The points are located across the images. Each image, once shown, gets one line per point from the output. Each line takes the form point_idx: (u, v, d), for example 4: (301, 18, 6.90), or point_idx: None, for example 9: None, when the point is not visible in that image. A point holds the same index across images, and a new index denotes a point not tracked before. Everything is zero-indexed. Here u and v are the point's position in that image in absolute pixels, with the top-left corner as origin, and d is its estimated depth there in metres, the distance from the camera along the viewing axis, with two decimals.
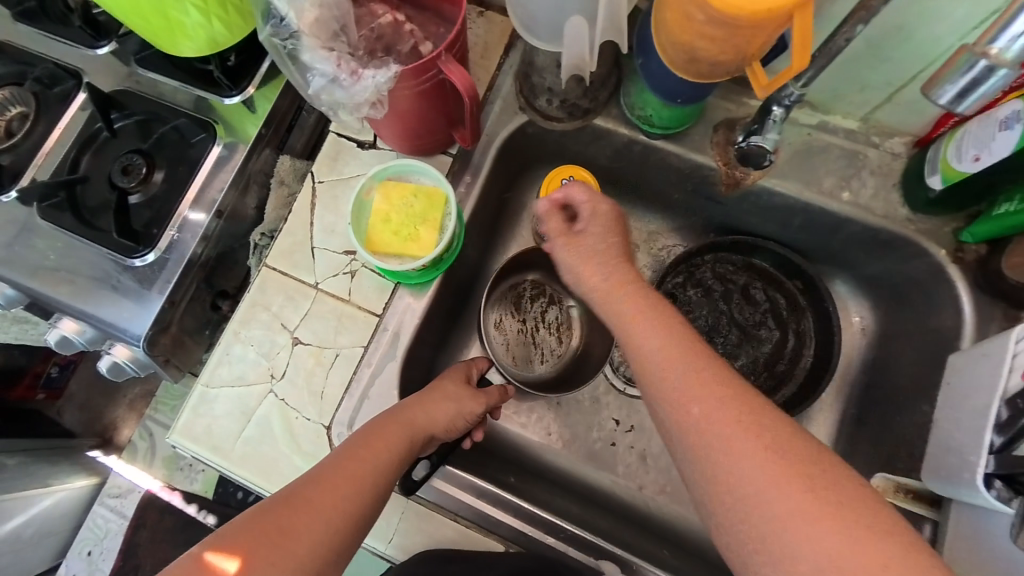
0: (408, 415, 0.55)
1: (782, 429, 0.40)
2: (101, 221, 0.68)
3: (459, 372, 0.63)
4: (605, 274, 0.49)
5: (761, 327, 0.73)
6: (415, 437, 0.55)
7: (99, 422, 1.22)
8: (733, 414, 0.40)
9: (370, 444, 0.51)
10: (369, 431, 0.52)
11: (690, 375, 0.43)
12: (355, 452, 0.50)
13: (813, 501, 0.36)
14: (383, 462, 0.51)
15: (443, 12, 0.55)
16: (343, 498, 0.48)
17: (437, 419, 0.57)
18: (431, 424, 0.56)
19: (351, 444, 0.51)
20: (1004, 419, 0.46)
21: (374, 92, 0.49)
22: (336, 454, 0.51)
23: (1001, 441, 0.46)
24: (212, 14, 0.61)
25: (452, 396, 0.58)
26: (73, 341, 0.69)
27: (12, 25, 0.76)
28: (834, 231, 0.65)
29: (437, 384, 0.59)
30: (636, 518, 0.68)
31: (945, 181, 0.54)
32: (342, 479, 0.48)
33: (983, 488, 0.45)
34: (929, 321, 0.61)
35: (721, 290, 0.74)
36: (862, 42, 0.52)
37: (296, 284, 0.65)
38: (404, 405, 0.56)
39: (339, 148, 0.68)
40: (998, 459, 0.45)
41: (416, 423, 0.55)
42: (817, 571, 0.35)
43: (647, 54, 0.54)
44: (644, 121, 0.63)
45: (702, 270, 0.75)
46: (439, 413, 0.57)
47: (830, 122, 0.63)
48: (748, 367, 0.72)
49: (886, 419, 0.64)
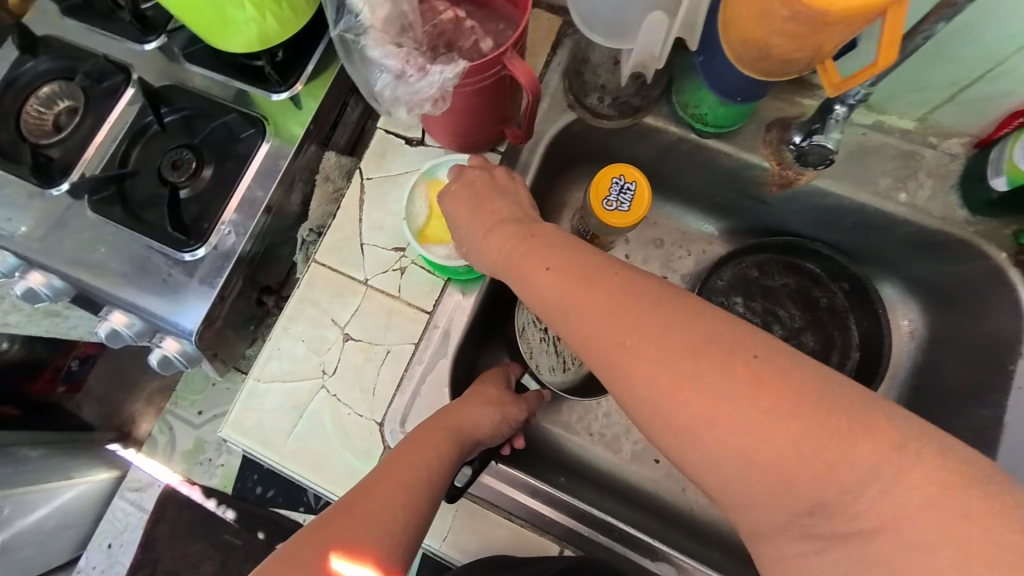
0: (453, 417, 0.56)
1: (745, 362, 0.34)
2: (150, 215, 0.68)
3: (496, 377, 0.64)
4: (515, 252, 0.46)
5: (805, 336, 0.72)
6: (462, 440, 0.55)
7: (119, 416, 1.23)
8: (685, 371, 0.34)
9: (423, 442, 0.52)
10: (418, 430, 0.54)
11: (622, 339, 0.37)
12: (411, 449, 0.51)
13: (803, 433, 0.31)
14: (437, 459, 0.52)
15: (499, 9, 0.55)
16: (406, 491, 0.48)
17: (481, 421, 0.57)
18: (477, 428, 0.57)
19: (406, 443, 0.52)
20: None
21: (439, 87, 0.49)
22: (394, 453, 0.52)
23: None
24: (267, 10, 0.61)
25: (495, 401, 0.60)
26: (121, 334, 0.69)
27: (60, 20, 0.76)
28: (885, 232, 0.64)
29: (478, 389, 0.61)
30: (681, 520, 0.67)
31: (1010, 183, 0.54)
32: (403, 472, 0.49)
33: None
34: (986, 325, 0.61)
35: (766, 298, 0.74)
36: (931, 41, 0.51)
37: (345, 280, 0.65)
38: (451, 408, 0.57)
39: (387, 144, 0.68)
40: None
41: (462, 425, 0.56)
42: (841, 513, 0.31)
43: (710, 52, 0.53)
44: (697, 120, 0.62)
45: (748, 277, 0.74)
46: (484, 417, 0.58)
47: (884, 123, 0.63)
48: None
49: (939, 424, 0.63)
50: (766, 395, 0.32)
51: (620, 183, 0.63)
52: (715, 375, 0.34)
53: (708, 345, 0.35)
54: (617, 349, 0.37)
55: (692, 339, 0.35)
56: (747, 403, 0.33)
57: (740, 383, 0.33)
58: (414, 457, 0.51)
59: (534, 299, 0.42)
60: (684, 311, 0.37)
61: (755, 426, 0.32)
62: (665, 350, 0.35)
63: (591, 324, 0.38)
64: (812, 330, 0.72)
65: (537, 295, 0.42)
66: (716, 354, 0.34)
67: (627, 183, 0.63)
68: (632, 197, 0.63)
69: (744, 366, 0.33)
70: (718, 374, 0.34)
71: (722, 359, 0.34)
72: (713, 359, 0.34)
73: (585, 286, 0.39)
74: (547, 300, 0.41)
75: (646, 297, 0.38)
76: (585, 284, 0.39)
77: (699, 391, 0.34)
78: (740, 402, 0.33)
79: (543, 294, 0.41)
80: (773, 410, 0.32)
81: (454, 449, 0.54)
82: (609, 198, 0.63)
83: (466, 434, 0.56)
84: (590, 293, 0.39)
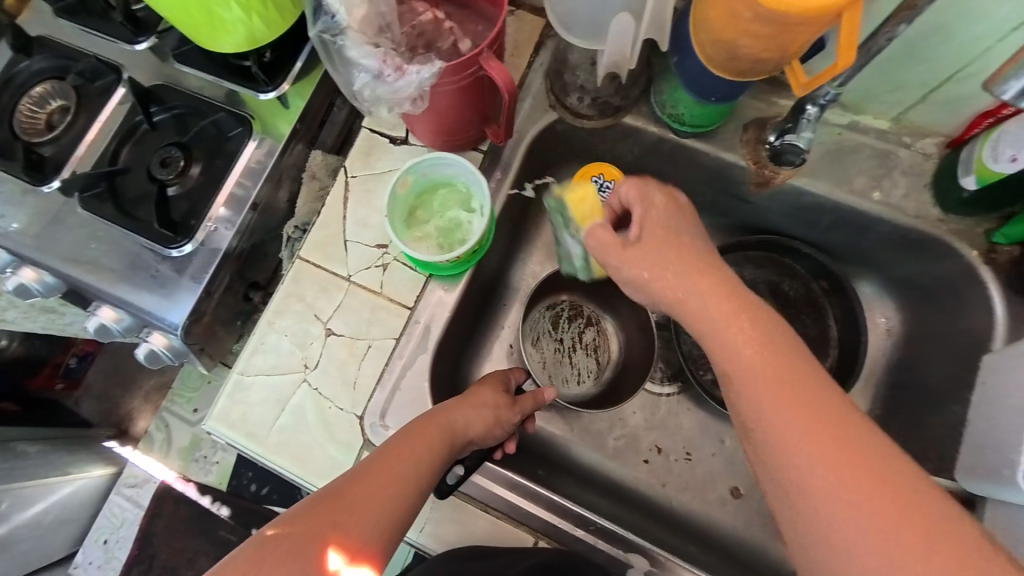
0: (449, 416, 0.56)
1: (811, 388, 0.38)
2: (139, 212, 0.69)
3: (496, 379, 0.64)
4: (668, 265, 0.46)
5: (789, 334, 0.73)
6: (454, 440, 0.55)
7: (116, 413, 1.25)
8: (768, 369, 0.39)
9: (417, 442, 0.52)
10: (414, 426, 0.53)
11: (767, 383, 0.39)
12: (403, 447, 0.51)
13: (851, 462, 0.35)
14: (426, 461, 0.51)
15: (481, 10, 0.56)
16: (393, 492, 0.47)
17: (474, 424, 0.57)
18: (469, 430, 0.57)
19: (399, 438, 0.52)
20: None
21: (417, 87, 0.50)
22: (385, 447, 0.51)
23: None
24: (253, 11, 0.62)
25: (491, 403, 0.59)
26: (110, 329, 0.70)
27: (54, 21, 0.78)
28: (862, 230, 0.65)
29: (478, 390, 0.60)
30: (659, 513, 0.68)
31: (980, 181, 0.55)
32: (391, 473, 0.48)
33: None
34: (960, 322, 0.61)
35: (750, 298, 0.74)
36: (900, 42, 0.52)
37: (329, 276, 0.66)
38: (444, 407, 0.56)
39: (372, 143, 0.69)
40: None
41: (456, 426, 0.55)
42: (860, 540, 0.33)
43: (684, 53, 0.54)
44: (675, 119, 0.63)
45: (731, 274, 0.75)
46: (478, 419, 0.57)
47: (861, 123, 0.64)
48: None
49: (915, 420, 0.64)
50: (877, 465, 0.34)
51: (599, 181, 0.67)
52: (830, 436, 0.36)
53: (825, 411, 0.37)
54: (755, 382, 0.39)
55: (808, 394, 0.37)
56: (863, 469, 0.34)
57: (851, 453, 0.35)
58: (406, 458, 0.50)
59: (723, 313, 0.42)
60: (811, 372, 0.39)
61: (860, 494, 0.34)
62: (769, 365, 0.39)
63: (761, 362, 0.39)
64: (793, 326, 0.73)
65: (644, 264, 0.48)
66: (800, 396, 0.37)
67: None
68: None
69: (861, 444, 0.35)
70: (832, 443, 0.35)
71: (840, 425, 0.36)
72: (827, 424, 0.36)
73: (702, 274, 0.45)
74: (727, 316, 0.42)
75: (792, 353, 0.40)
76: (766, 327, 0.41)
77: (815, 447, 0.36)
78: (851, 467, 0.34)
79: (720, 321, 0.42)
80: (829, 438, 0.36)
81: (445, 451, 0.54)
82: None
83: (457, 435, 0.55)
84: (770, 338, 0.40)
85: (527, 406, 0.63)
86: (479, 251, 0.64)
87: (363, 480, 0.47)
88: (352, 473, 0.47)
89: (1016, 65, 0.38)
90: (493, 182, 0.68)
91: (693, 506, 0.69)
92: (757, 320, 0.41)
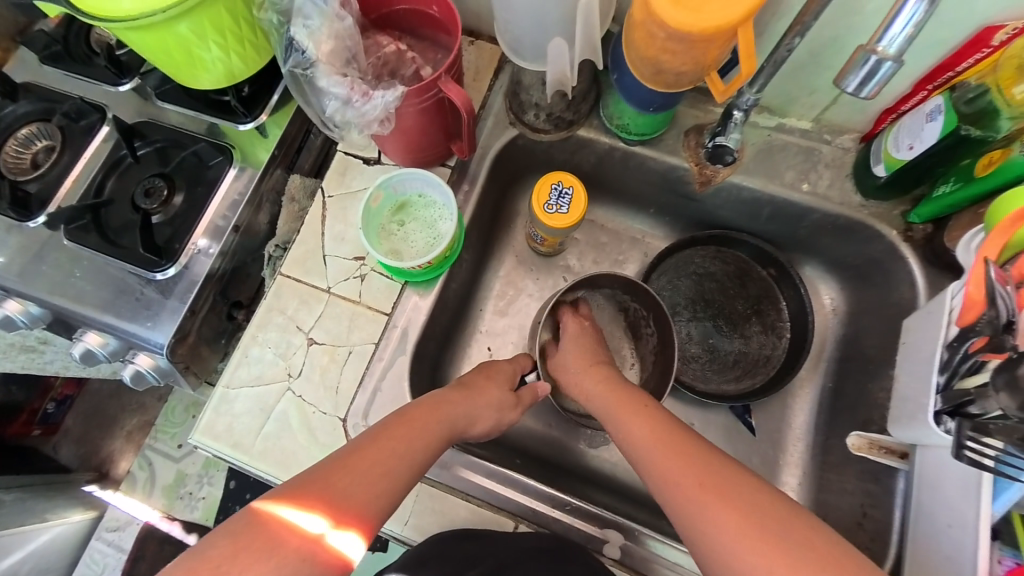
0: (453, 411, 0.58)
1: (701, 450, 0.50)
2: (124, 240, 0.72)
3: (504, 374, 0.67)
4: (597, 389, 0.63)
5: (764, 305, 0.79)
6: (454, 433, 0.57)
7: (96, 456, 1.21)
8: (660, 435, 0.53)
9: (409, 433, 0.52)
10: (407, 414, 0.54)
11: (652, 432, 0.54)
12: (388, 437, 0.50)
13: (737, 489, 0.45)
14: (413, 456, 0.51)
15: (438, 40, 0.64)
16: (376, 480, 0.47)
17: (476, 414, 0.60)
18: (470, 424, 0.60)
19: (387, 427, 0.52)
20: (946, 360, 0.52)
21: (383, 109, 0.56)
22: (368, 436, 0.50)
23: (945, 381, 0.52)
24: (231, 50, 0.68)
25: (496, 404, 0.62)
26: (96, 354, 0.72)
27: (38, 67, 0.82)
28: (798, 219, 0.72)
29: (485, 387, 0.63)
30: (634, 494, 0.72)
31: (889, 169, 0.61)
32: (359, 472, 0.46)
33: (934, 424, 0.52)
34: (891, 295, 0.68)
35: (729, 275, 0.80)
36: (805, 52, 0.60)
37: (309, 288, 0.69)
38: (443, 400, 0.58)
39: (346, 164, 0.74)
40: (945, 396, 0.51)
41: (456, 420, 0.58)
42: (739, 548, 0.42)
43: (621, 70, 0.61)
44: (622, 130, 0.70)
45: (704, 256, 0.80)
46: (481, 415, 0.61)
47: (787, 124, 0.71)
48: (756, 336, 0.78)
49: (861, 388, 0.68)
50: (716, 472, 0.47)
51: (559, 188, 0.69)
52: (694, 455, 0.50)
53: (712, 462, 0.48)
54: (663, 462, 0.50)
55: (674, 440, 0.52)
56: (708, 475, 0.47)
57: (702, 467, 0.48)
58: (383, 451, 0.49)
59: (608, 402, 0.61)
60: (698, 444, 0.51)
61: (727, 499, 0.45)
62: (667, 432, 0.53)
63: (630, 412, 0.57)
64: (750, 321, 0.78)
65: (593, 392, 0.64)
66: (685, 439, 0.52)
67: (565, 188, 0.69)
68: (570, 200, 0.69)
69: (704, 455, 0.49)
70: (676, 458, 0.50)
71: (706, 456, 0.49)
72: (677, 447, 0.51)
73: (611, 383, 0.63)
74: (609, 396, 0.61)
75: (663, 415, 0.56)
76: (629, 396, 0.60)
77: (690, 477, 0.48)
78: (702, 471, 0.48)
79: (617, 415, 0.58)
80: (711, 467, 0.48)
81: (441, 441, 0.55)
82: (550, 202, 0.69)
83: (458, 427, 0.58)
84: (629, 399, 0.59)
85: (531, 397, 0.67)
86: (450, 257, 0.69)
87: (341, 466, 0.46)
88: (348, 450, 0.48)
89: (853, 61, 0.39)
90: (461, 194, 0.74)
91: None
92: (641, 403, 0.58)
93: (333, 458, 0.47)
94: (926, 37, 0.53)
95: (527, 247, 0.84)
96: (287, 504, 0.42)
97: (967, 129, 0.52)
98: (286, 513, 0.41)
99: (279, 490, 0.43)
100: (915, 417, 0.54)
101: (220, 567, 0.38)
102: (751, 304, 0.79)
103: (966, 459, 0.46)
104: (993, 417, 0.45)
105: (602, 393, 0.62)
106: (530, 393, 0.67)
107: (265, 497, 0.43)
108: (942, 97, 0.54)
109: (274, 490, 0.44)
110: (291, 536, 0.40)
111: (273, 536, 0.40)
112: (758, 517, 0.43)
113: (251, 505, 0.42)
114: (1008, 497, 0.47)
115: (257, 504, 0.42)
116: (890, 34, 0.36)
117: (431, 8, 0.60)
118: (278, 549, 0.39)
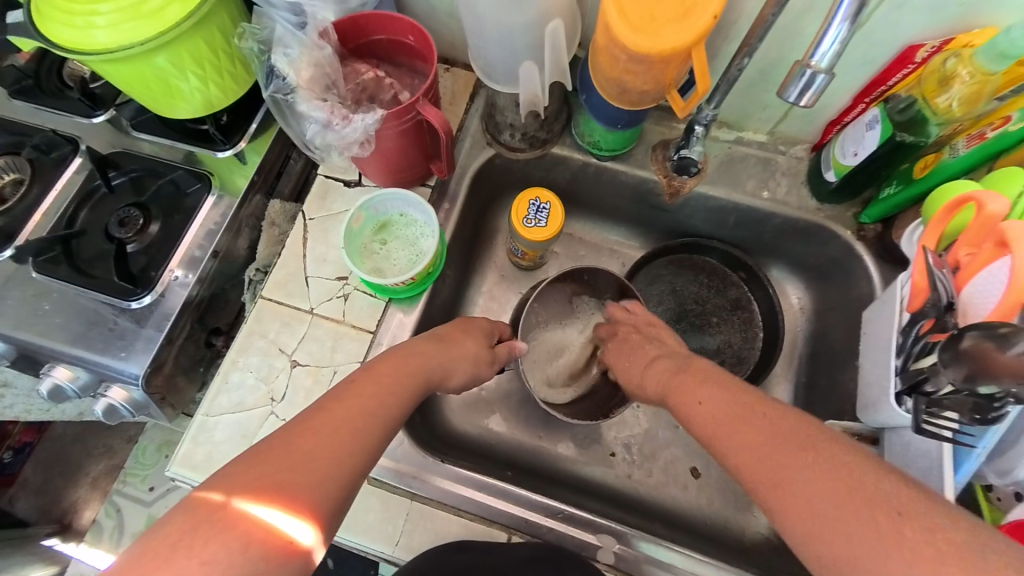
0: (431, 363, 0.59)
1: (782, 428, 0.43)
2: (98, 270, 0.71)
3: (480, 330, 0.68)
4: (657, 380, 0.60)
5: (741, 305, 0.82)
6: (431, 381, 0.58)
7: (57, 506, 1.13)
8: (730, 419, 0.47)
9: (371, 386, 0.51)
10: (374, 364, 0.54)
11: (717, 414, 0.49)
12: (353, 396, 0.49)
13: (824, 480, 0.38)
14: (385, 407, 0.51)
15: (416, 68, 0.67)
16: (333, 456, 0.44)
17: (451, 366, 0.61)
18: (445, 374, 0.61)
19: (353, 383, 0.51)
20: (902, 343, 0.56)
21: (362, 131, 0.58)
22: (332, 397, 0.49)
23: (902, 363, 0.55)
24: (209, 80, 0.69)
25: (470, 357, 0.64)
26: (66, 390, 0.69)
27: (7, 101, 0.81)
28: (762, 224, 0.76)
29: (461, 338, 0.64)
30: (625, 500, 0.72)
31: (838, 174, 0.66)
32: (322, 435, 0.44)
33: (896, 405, 0.55)
34: (852, 291, 0.72)
35: (706, 268, 0.83)
36: (754, 71, 0.65)
37: (291, 310, 0.69)
38: (418, 350, 0.59)
39: (327, 187, 0.75)
40: (903, 376, 0.54)
41: (430, 371, 0.58)
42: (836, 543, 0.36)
43: (589, 91, 0.65)
44: (593, 146, 0.73)
45: (679, 254, 0.83)
46: (456, 365, 0.62)
47: (745, 137, 0.76)
48: (735, 334, 0.81)
49: (832, 380, 0.72)
50: (817, 451, 0.40)
51: (536, 203, 0.71)
52: (761, 433, 0.44)
53: (791, 434, 0.42)
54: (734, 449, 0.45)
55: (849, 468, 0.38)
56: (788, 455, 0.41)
57: (778, 444, 0.42)
58: (351, 410, 0.48)
59: (667, 386, 0.58)
60: (775, 419, 0.44)
61: (795, 479, 0.39)
62: (744, 422, 0.46)
63: (709, 416, 0.50)
64: (729, 324, 0.81)
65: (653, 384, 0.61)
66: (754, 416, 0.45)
67: (543, 204, 0.71)
68: (548, 214, 0.71)
69: (777, 419, 0.44)
70: (860, 501, 0.36)
71: (781, 431, 0.43)
72: (826, 471, 0.38)
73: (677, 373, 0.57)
74: (670, 384, 0.58)
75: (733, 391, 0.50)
76: (744, 412, 0.47)
77: (761, 458, 0.42)
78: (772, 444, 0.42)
79: (681, 400, 0.54)
80: (797, 454, 0.40)
81: (417, 390, 0.55)
82: (528, 217, 0.71)
83: (436, 376, 0.59)
84: (744, 412, 0.47)
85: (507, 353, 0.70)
86: (433, 273, 0.70)
87: (282, 450, 0.42)
88: (289, 426, 0.45)
89: (791, 76, 0.43)
90: (442, 213, 0.76)
91: (659, 492, 0.73)
92: (703, 387, 0.53)
93: (270, 442, 0.43)
94: (858, 56, 0.59)
95: (508, 262, 0.86)
96: (240, 496, 0.38)
97: (901, 135, 0.57)
98: (234, 505, 0.38)
99: (225, 478, 0.40)
100: (879, 401, 0.57)
101: (177, 546, 0.36)
102: (728, 296, 0.82)
103: (929, 432, 0.50)
104: (944, 393, 0.48)
105: (659, 383, 0.60)
106: (505, 350, 0.69)
107: (229, 483, 0.39)
108: (877, 108, 0.59)
109: (218, 475, 0.40)
110: (237, 529, 0.37)
111: (243, 537, 0.37)
112: (827, 490, 0.37)
113: (193, 495, 0.39)
114: (968, 468, 0.51)
115: (200, 493, 0.39)
116: (820, 50, 0.40)
117: (407, 37, 0.63)
118: (225, 540, 0.37)
